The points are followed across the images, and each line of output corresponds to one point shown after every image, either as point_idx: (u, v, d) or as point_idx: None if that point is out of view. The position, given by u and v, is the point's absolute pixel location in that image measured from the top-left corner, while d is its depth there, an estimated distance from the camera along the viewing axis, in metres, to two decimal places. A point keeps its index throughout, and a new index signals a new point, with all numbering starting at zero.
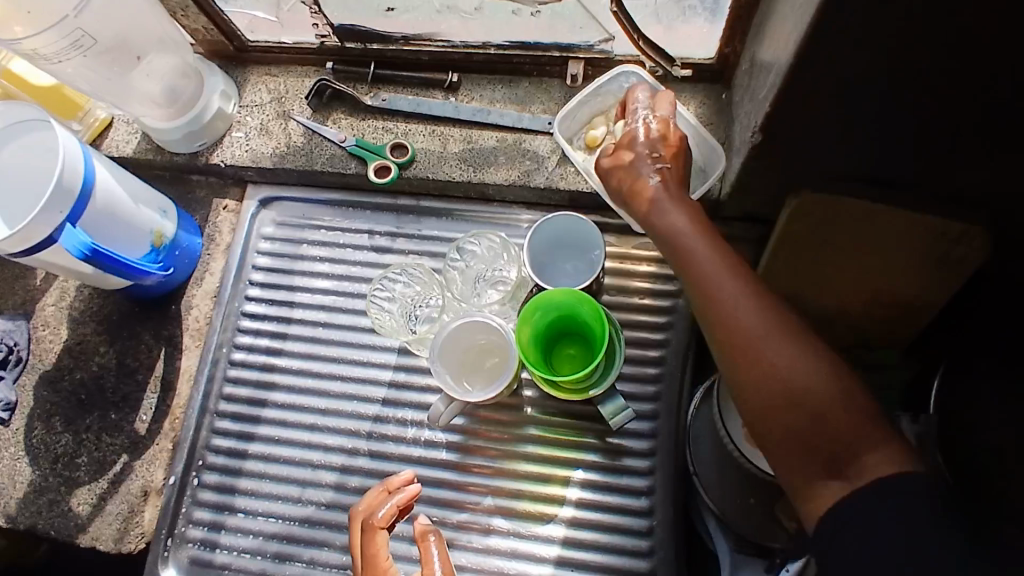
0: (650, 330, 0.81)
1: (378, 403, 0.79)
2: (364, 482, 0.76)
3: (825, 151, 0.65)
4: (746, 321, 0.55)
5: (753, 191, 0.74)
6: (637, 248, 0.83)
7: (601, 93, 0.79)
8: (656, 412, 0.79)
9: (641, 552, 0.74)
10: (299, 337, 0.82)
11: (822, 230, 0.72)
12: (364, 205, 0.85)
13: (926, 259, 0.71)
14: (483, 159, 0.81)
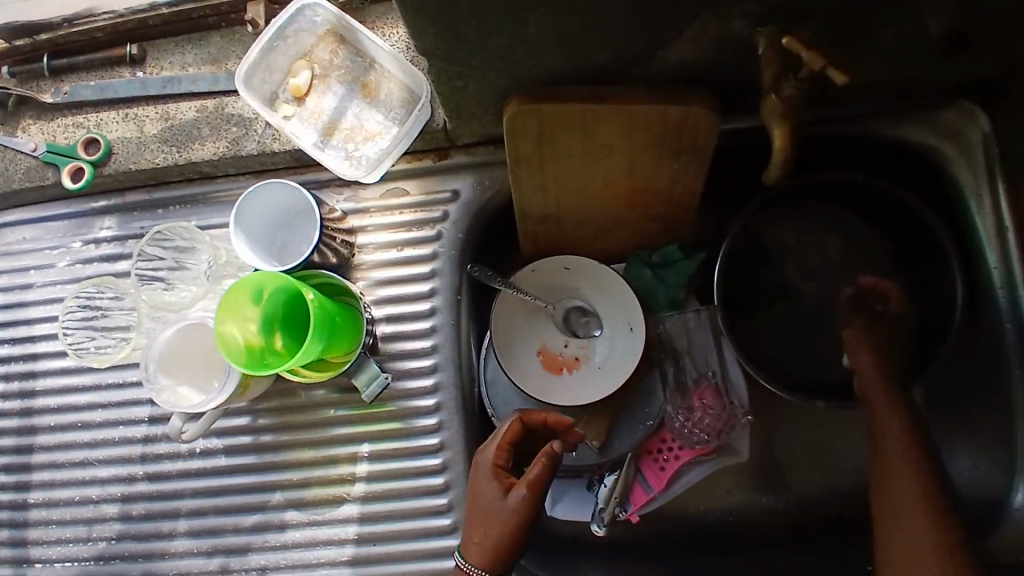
0: (417, 282, 0.76)
1: (145, 423, 0.74)
2: (148, 506, 0.73)
3: (502, 65, 0.57)
4: None
5: (470, 115, 0.66)
6: (386, 196, 0.76)
7: (289, 34, 0.69)
8: (437, 366, 0.75)
9: (440, 510, 0.72)
10: (49, 372, 0.76)
11: (548, 141, 0.64)
12: (82, 213, 0.76)
13: (662, 149, 0.64)
14: (186, 135, 0.71)
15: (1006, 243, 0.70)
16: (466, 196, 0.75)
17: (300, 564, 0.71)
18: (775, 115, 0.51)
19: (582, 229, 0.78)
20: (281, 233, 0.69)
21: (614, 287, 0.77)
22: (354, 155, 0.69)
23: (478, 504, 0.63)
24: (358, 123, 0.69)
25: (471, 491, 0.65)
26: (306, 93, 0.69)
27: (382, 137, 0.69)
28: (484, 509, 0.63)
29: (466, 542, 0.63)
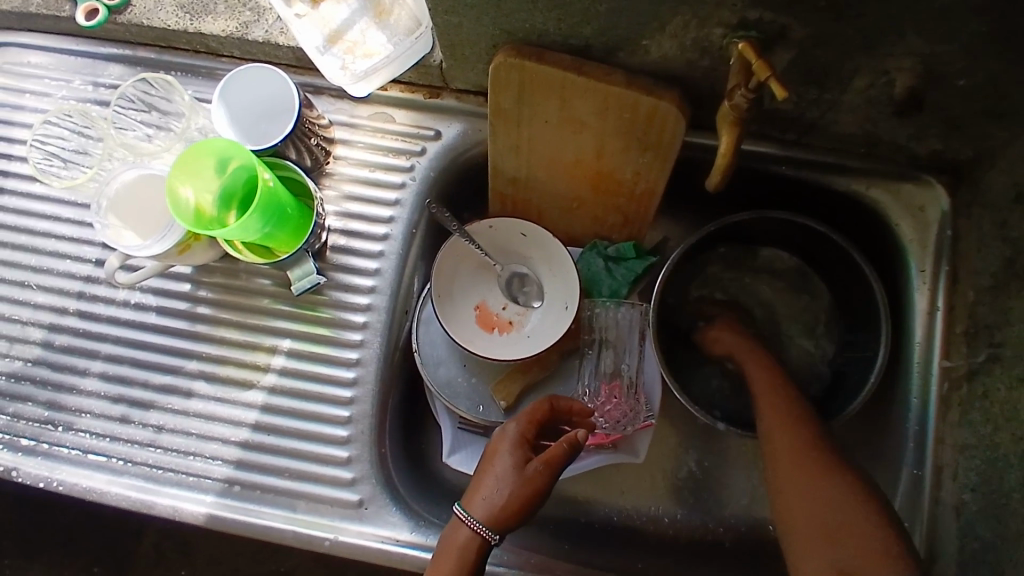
0: (378, 206, 0.79)
1: (91, 264, 0.77)
2: (72, 341, 0.76)
3: (497, 6, 0.59)
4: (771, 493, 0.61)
5: (463, 56, 0.69)
6: (372, 118, 0.79)
7: None
8: (375, 288, 0.77)
9: (340, 420, 0.74)
10: (15, 194, 0.79)
11: (527, 103, 0.67)
12: (90, 56, 0.80)
13: (631, 138, 0.67)
14: (201, 7, 0.74)
15: (934, 319, 0.71)
16: (447, 138, 0.78)
17: (196, 433, 0.73)
18: (727, 122, 0.55)
19: (546, 204, 0.80)
20: (254, 121, 0.69)
21: (561, 264, 0.78)
22: (351, 67, 0.72)
23: (492, 467, 0.64)
24: (361, 39, 0.72)
25: (488, 455, 0.66)
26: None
27: (381, 58, 0.72)
28: (497, 478, 0.64)
29: (471, 496, 0.63)
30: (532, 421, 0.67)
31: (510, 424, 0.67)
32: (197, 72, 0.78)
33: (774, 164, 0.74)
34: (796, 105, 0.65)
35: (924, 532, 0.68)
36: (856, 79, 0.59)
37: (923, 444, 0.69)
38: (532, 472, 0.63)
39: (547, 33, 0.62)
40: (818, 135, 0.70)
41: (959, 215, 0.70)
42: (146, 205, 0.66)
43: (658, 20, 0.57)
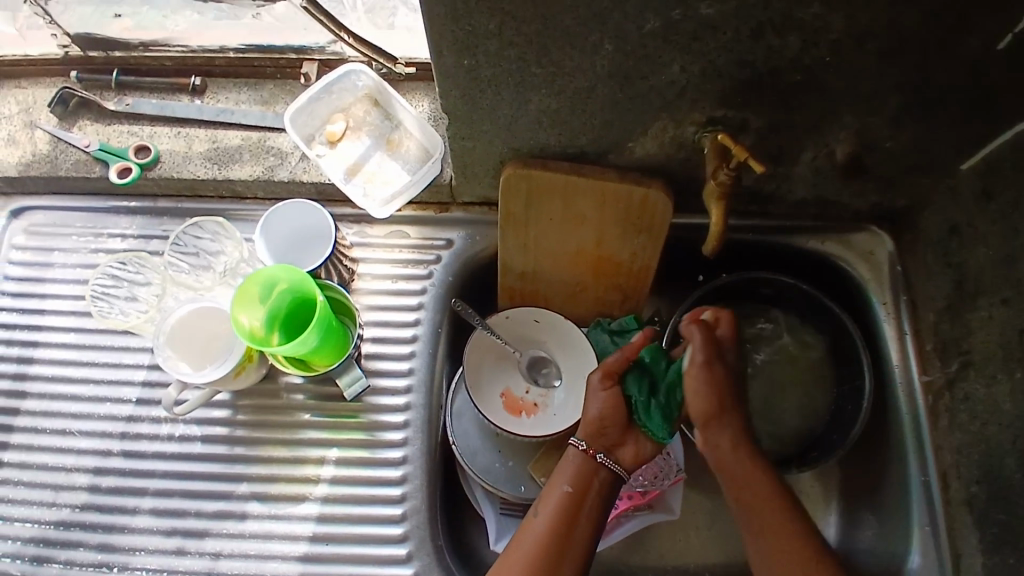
0: (402, 313, 0.85)
1: (131, 403, 0.80)
2: (119, 482, 0.78)
3: (508, 130, 0.70)
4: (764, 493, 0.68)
5: (473, 174, 0.79)
6: (388, 236, 0.87)
7: (334, 91, 0.82)
8: (410, 388, 0.83)
9: (395, 518, 0.77)
10: (49, 345, 0.83)
11: (534, 205, 0.77)
12: (118, 210, 0.86)
13: (627, 225, 0.77)
14: (228, 156, 0.83)
15: (905, 342, 0.82)
16: (458, 245, 0.87)
17: (254, 553, 0.75)
18: (714, 197, 0.67)
19: (553, 291, 0.89)
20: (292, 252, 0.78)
21: (575, 344, 0.85)
22: (373, 195, 0.81)
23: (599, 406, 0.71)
24: (377, 169, 0.82)
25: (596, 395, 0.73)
26: (341, 141, 0.82)
27: (399, 185, 0.81)
28: (593, 404, 0.71)
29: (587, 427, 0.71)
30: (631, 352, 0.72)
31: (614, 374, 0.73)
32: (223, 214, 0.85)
33: (746, 233, 0.86)
34: (760, 182, 0.77)
35: (944, 531, 0.76)
36: (807, 155, 0.73)
37: (924, 453, 0.79)
38: (616, 395, 0.70)
39: (549, 146, 0.73)
40: (779, 204, 0.82)
41: (904, 254, 0.84)
42: (204, 335, 0.73)
43: (645, 127, 0.69)
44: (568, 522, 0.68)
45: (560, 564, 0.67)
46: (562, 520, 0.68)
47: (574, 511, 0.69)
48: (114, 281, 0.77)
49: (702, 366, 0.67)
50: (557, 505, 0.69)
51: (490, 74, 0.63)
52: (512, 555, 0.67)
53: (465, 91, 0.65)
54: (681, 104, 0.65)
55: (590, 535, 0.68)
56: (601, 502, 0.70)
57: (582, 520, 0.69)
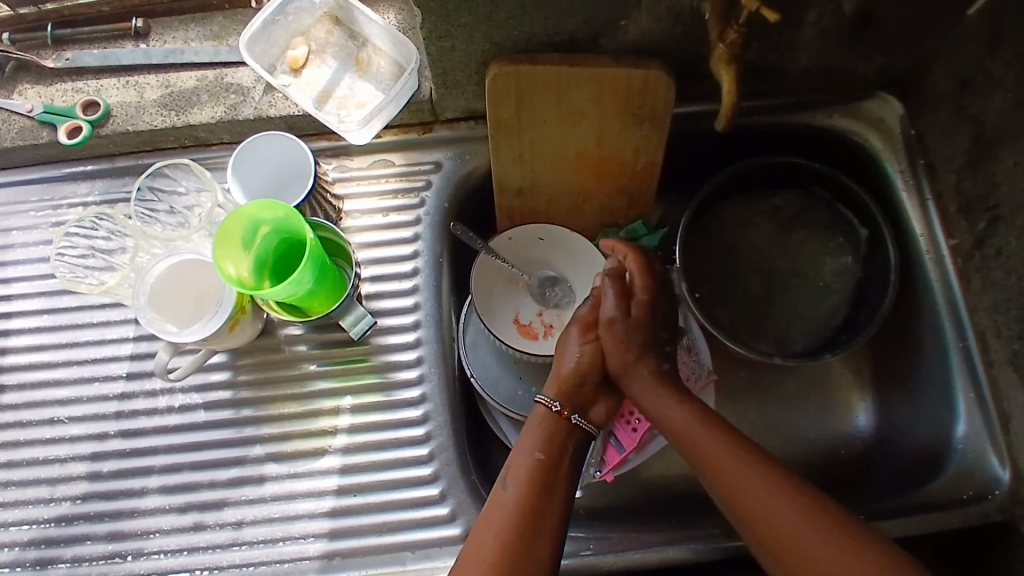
0: (398, 246, 0.80)
1: (122, 380, 0.74)
2: (121, 465, 0.72)
3: (488, 20, 0.64)
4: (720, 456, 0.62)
5: (455, 82, 0.73)
6: (370, 167, 0.81)
7: (291, 11, 0.75)
8: (418, 323, 0.77)
9: (422, 459, 0.73)
10: (22, 331, 0.76)
11: (526, 107, 0.72)
12: (74, 177, 0.79)
13: (628, 115, 0.72)
14: (185, 100, 0.76)
15: (927, 210, 0.79)
16: (447, 167, 0.81)
17: (279, 517, 0.71)
18: (723, 61, 0.63)
19: (554, 205, 0.84)
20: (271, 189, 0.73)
21: (586, 256, 0.81)
22: (347, 119, 0.75)
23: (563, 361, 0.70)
24: (349, 92, 0.75)
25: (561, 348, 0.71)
26: (305, 65, 0.75)
27: (374, 105, 0.75)
28: (569, 360, 0.70)
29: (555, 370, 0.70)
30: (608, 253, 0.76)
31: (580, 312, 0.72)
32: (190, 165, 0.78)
33: (750, 116, 0.81)
34: (762, 52, 0.72)
35: (989, 394, 0.73)
36: (812, 12, 0.67)
37: (959, 317, 0.76)
38: (591, 350, 0.70)
39: (534, 36, 0.67)
40: (782, 77, 0.77)
41: (917, 116, 0.80)
42: (189, 290, 0.67)
43: None
44: (537, 487, 0.61)
45: (533, 533, 0.59)
46: (533, 487, 0.61)
47: (544, 480, 0.62)
48: (86, 249, 0.71)
49: (617, 320, 0.69)
50: (527, 471, 0.62)
51: None
52: (481, 529, 0.60)
53: None
54: None
55: (562, 501, 0.62)
56: (569, 470, 0.65)
57: (553, 488, 0.62)
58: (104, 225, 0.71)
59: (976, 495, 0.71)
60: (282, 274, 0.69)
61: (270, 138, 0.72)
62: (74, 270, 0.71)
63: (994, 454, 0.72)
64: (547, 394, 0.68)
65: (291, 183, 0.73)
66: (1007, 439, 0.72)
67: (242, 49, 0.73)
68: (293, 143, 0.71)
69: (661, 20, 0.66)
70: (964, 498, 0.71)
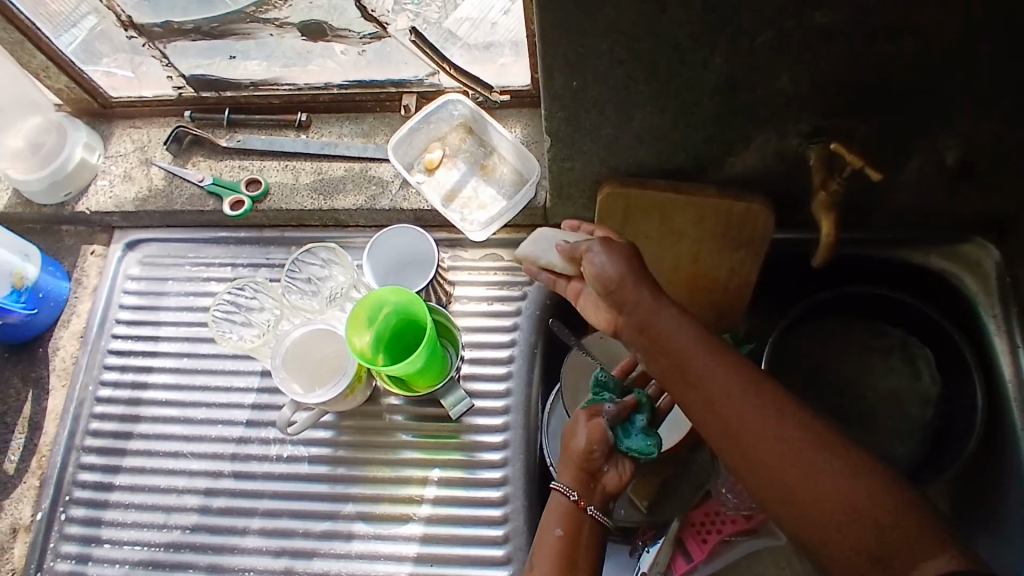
0: (497, 334, 0.86)
1: (241, 425, 0.83)
2: (228, 503, 0.80)
3: (608, 148, 0.72)
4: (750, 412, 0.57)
5: (568, 194, 0.81)
6: (482, 259, 0.89)
7: (433, 120, 0.85)
8: (508, 408, 0.83)
9: (498, 539, 0.77)
10: (162, 369, 0.87)
11: (631, 223, 0.79)
12: (226, 240, 0.91)
13: (726, 240, 0.78)
14: (332, 187, 0.87)
15: (1017, 356, 0.79)
16: None
17: (361, 574, 0.76)
18: (824, 208, 0.67)
19: None
20: (395, 271, 0.82)
21: None
22: (470, 217, 0.84)
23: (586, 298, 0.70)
24: (474, 194, 0.85)
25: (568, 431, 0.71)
26: (440, 167, 0.85)
27: (495, 208, 0.84)
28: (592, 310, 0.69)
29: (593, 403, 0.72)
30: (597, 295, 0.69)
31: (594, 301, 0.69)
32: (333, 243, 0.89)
33: (843, 248, 0.85)
34: (861, 192, 0.77)
35: None
36: (911, 163, 0.72)
37: None
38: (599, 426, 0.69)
39: (647, 163, 0.75)
40: (877, 217, 0.81)
41: (1014, 265, 0.81)
42: (321, 356, 0.76)
43: (746, 139, 0.70)
44: (563, 569, 0.65)
45: None
46: (556, 566, 0.65)
47: (570, 556, 0.65)
48: (233, 306, 0.79)
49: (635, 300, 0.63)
50: (550, 554, 0.65)
51: (593, 93, 0.65)
52: None
53: (569, 110, 0.68)
54: (783, 115, 0.66)
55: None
56: (592, 547, 0.67)
57: (577, 565, 0.65)
58: (256, 289, 0.80)
59: None
60: (398, 352, 0.77)
61: (404, 229, 0.81)
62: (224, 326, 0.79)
63: None
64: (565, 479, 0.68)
65: (414, 270, 0.82)
66: None
67: (387, 150, 0.84)
68: (423, 238, 0.80)
69: (766, 161, 0.72)
70: None
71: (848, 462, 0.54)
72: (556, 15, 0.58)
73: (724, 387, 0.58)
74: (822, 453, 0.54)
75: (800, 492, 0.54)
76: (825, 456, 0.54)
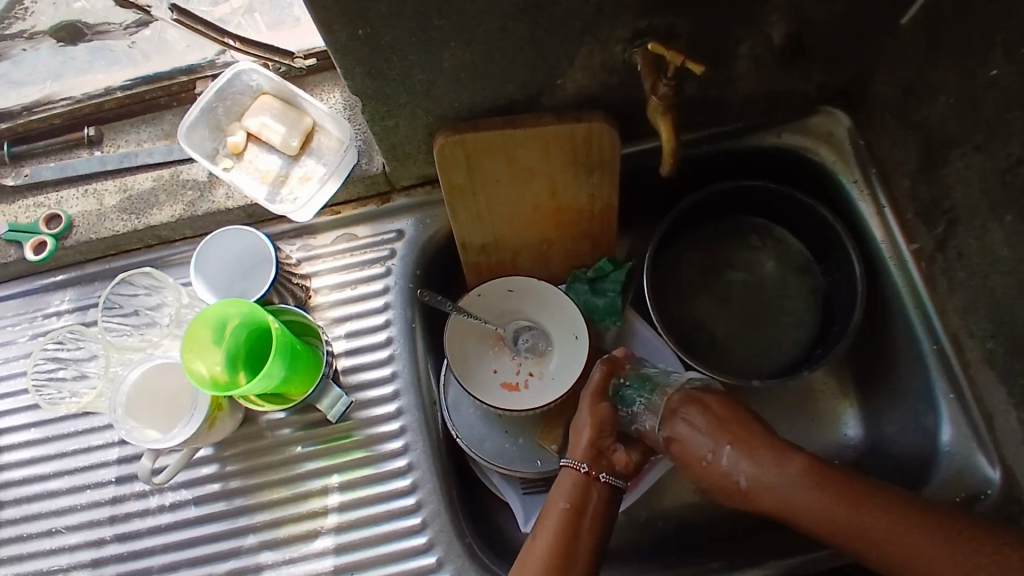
0: (368, 318, 0.80)
1: (113, 484, 0.75)
2: (119, 569, 0.73)
3: (428, 97, 0.66)
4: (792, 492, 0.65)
5: (405, 154, 0.74)
6: (336, 242, 0.82)
7: (227, 98, 0.77)
8: (398, 392, 0.78)
9: (416, 529, 0.73)
10: (8, 447, 0.77)
11: (477, 172, 0.73)
12: (47, 288, 0.80)
13: (577, 166, 0.74)
14: (144, 202, 0.78)
15: (885, 218, 0.79)
16: (410, 233, 0.82)
17: None
18: (658, 112, 0.64)
19: (520, 256, 0.85)
20: (231, 280, 0.74)
21: (556, 304, 0.83)
22: (292, 195, 0.77)
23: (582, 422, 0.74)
24: (291, 170, 0.78)
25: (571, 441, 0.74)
26: (245, 147, 0.77)
27: (317, 180, 0.77)
28: (584, 429, 0.73)
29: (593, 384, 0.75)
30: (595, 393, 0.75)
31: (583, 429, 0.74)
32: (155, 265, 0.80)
33: (700, 147, 0.82)
34: (701, 87, 0.73)
35: (970, 394, 0.73)
36: (743, 48, 0.69)
37: (930, 321, 0.76)
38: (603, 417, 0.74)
39: (476, 104, 0.69)
40: (726, 109, 0.78)
41: (863, 127, 0.81)
42: (169, 390, 0.69)
43: (569, 56, 0.64)
44: (568, 538, 0.67)
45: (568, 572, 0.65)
46: (564, 535, 0.67)
47: (574, 528, 0.68)
48: (53, 363, 0.72)
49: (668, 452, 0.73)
50: (557, 525, 0.67)
51: (388, 43, 0.58)
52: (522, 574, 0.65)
53: (370, 65, 0.60)
54: (598, 24, 0.61)
55: (593, 541, 0.68)
56: (601, 515, 0.70)
57: (582, 533, 0.68)
58: (77, 339, 0.72)
59: (970, 497, 0.71)
60: (257, 367, 0.70)
61: (229, 230, 0.72)
62: (53, 387, 0.72)
63: (981, 455, 0.72)
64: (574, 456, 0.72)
65: (252, 272, 0.74)
66: (993, 437, 0.72)
67: (181, 141, 0.76)
68: (253, 235, 0.72)
69: (596, 75, 0.67)
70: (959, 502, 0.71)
71: (974, 546, 0.59)
72: None
73: (783, 497, 0.65)
74: (941, 554, 0.59)
75: (931, 566, 0.59)
76: (925, 535, 0.60)
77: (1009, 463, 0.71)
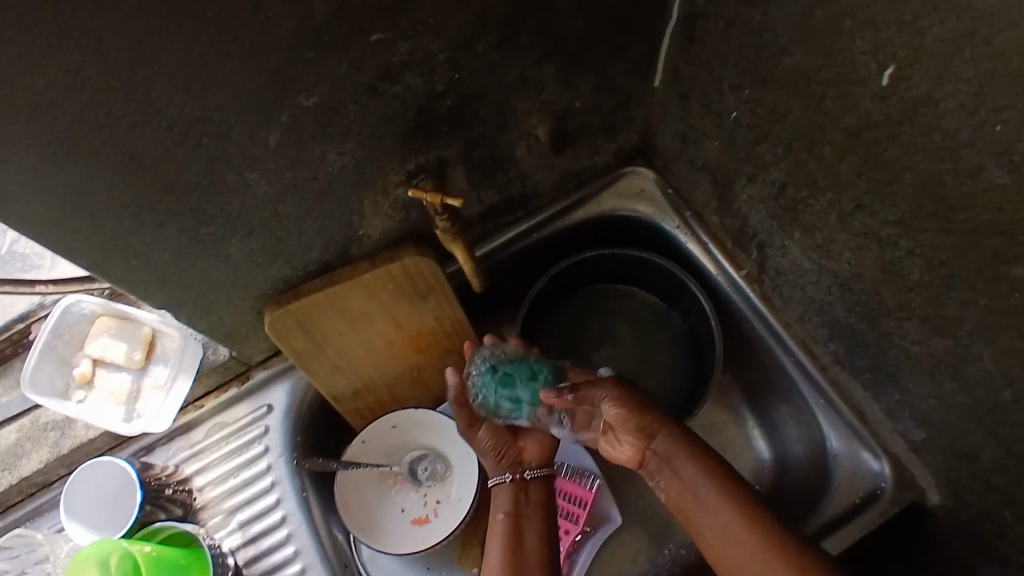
0: (259, 502, 0.79)
1: None
2: None
3: (236, 287, 0.68)
4: (706, 523, 0.62)
5: (242, 336, 0.75)
6: (210, 434, 0.82)
7: (61, 337, 0.78)
8: (306, 569, 0.77)
9: None
10: None
11: (315, 333, 0.74)
12: None
13: (410, 298, 0.76)
14: (10, 457, 0.77)
15: (712, 251, 0.83)
16: (282, 403, 0.82)
17: None
18: (451, 241, 0.69)
19: (395, 390, 0.85)
20: (103, 513, 0.73)
21: (442, 426, 0.84)
22: (153, 407, 0.78)
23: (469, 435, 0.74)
24: (145, 383, 0.79)
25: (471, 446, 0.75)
26: (94, 376, 0.78)
27: (173, 383, 0.78)
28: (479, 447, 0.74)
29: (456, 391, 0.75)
30: (460, 401, 0.74)
31: (476, 437, 0.75)
32: (26, 522, 0.77)
33: (530, 236, 0.86)
34: (500, 191, 0.77)
35: (837, 396, 0.75)
36: (519, 150, 0.73)
37: (780, 336, 0.78)
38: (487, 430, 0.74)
39: (289, 275, 0.71)
40: (535, 199, 0.83)
41: (666, 176, 0.85)
42: None
43: (357, 212, 0.67)
44: (513, 545, 0.68)
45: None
46: (508, 551, 0.67)
47: (517, 531, 0.69)
48: None
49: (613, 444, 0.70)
50: (501, 538, 0.68)
51: (168, 261, 0.60)
52: None
53: (161, 281, 0.61)
54: (368, 179, 0.64)
55: (540, 542, 0.68)
56: (539, 515, 0.71)
57: (526, 535, 0.69)
58: None
59: (869, 495, 0.72)
60: None
61: (82, 469, 0.73)
62: None
63: (865, 450, 0.74)
64: (497, 473, 0.74)
65: (117, 499, 0.73)
66: (871, 431, 0.73)
67: (25, 392, 0.76)
68: (110, 464, 0.73)
69: (390, 217, 0.71)
70: (859, 502, 0.72)
71: None
72: (50, 229, 0.50)
73: (687, 490, 0.64)
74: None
75: None
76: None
77: (892, 451, 0.72)
